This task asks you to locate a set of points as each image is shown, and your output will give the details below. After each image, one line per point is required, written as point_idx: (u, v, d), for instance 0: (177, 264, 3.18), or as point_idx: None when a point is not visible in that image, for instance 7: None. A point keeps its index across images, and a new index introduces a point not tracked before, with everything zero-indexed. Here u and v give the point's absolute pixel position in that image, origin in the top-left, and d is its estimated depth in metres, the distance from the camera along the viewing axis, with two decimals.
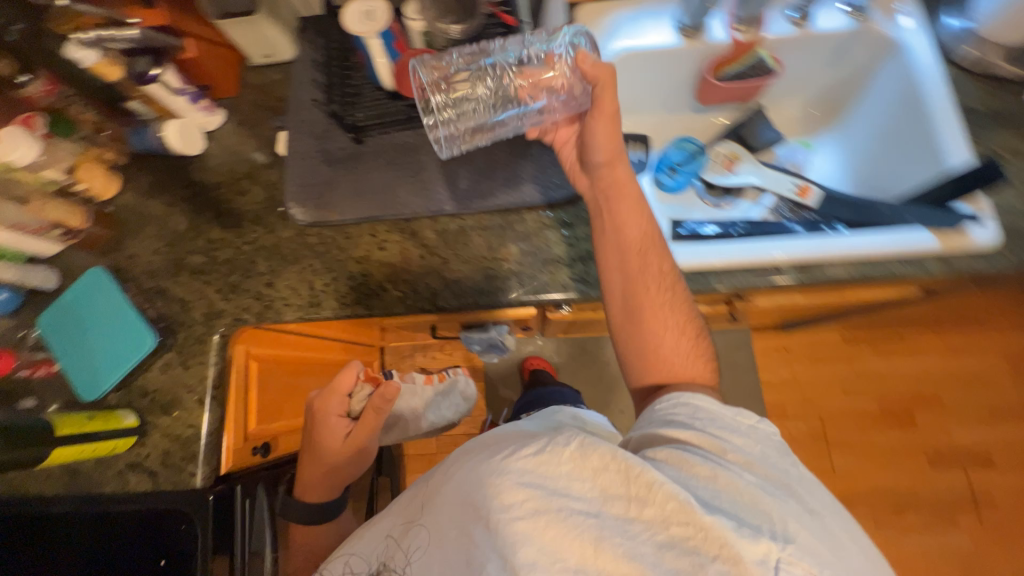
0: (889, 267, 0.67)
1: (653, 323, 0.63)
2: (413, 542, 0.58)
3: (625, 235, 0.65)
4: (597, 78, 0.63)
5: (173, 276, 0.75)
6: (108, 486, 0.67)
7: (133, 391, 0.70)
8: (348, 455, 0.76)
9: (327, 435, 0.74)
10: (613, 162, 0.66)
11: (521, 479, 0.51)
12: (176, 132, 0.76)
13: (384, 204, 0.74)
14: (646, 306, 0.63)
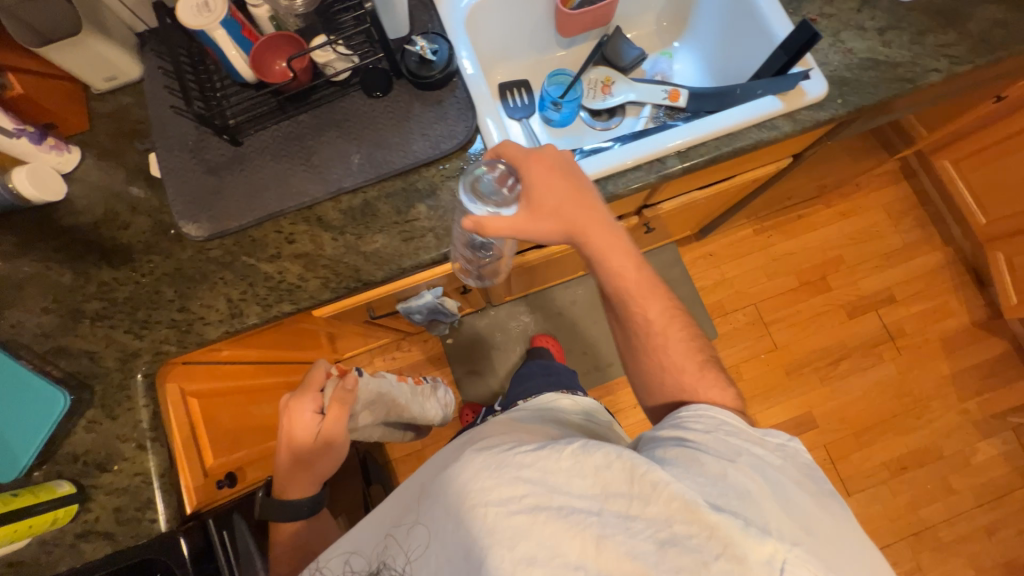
0: (749, 137, 0.75)
1: (654, 363, 0.63)
2: (414, 539, 0.52)
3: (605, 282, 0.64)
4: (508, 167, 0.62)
5: (72, 331, 0.69)
6: (62, 565, 0.62)
7: (61, 459, 0.64)
8: (324, 451, 0.72)
9: (300, 434, 0.70)
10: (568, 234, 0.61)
11: (518, 472, 0.48)
12: (25, 178, 0.69)
13: (281, 196, 0.72)
14: (643, 352, 0.65)
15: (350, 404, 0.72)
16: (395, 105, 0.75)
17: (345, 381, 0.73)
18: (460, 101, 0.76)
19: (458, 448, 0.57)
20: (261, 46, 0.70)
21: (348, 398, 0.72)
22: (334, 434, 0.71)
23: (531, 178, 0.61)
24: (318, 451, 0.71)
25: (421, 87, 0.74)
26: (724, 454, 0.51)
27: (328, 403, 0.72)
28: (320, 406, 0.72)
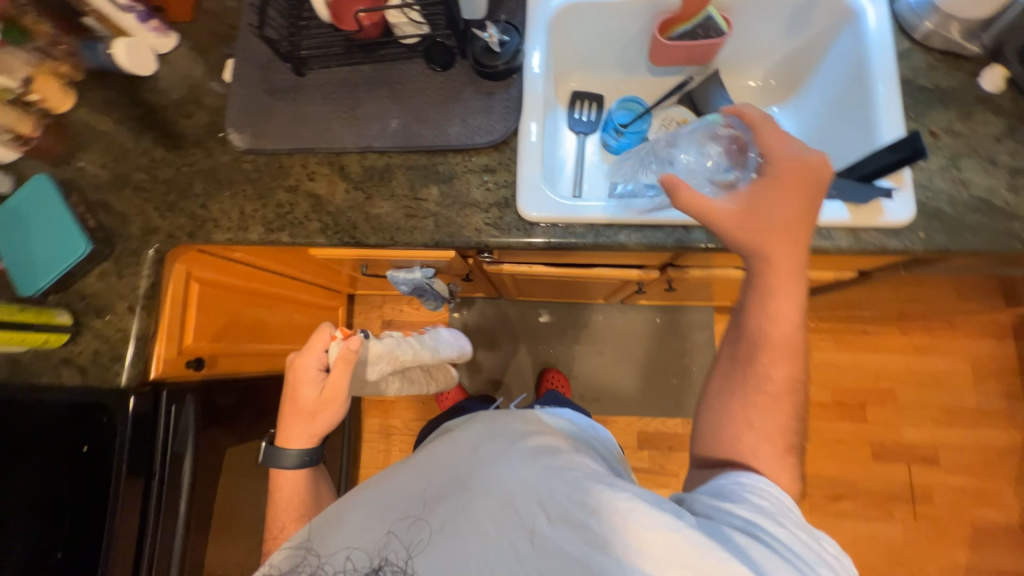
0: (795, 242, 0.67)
1: (746, 411, 0.57)
2: (423, 536, 0.51)
3: (772, 326, 0.57)
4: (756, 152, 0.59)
5: (118, 192, 0.79)
6: (44, 377, 0.74)
7: (71, 293, 0.75)
8: (327, 406, 0.78)
9: (306, 386, 0.78)
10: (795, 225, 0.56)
11: (571, 498, 0.49)
12: (124, 49, 0.78)
13: (317, 136, 0.76)
14: (742, 394, 0.57)
15: (351, 365, 0.77)
16: (446, 86, 0.75)
17: (350, 344, 0.77)
18: (509, 100, 0.74)
19: (489, 434, 0.58)
20: None
21: (351, 360, 0.77)
22: (336, 392, 0.77)
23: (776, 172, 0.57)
24: (319, 408, 0.78)
25: (480, 75, 0.74)
26: (803, 558, 0.46)
27: (334, 363, 0.77)
28: (325, 362, 0.79)
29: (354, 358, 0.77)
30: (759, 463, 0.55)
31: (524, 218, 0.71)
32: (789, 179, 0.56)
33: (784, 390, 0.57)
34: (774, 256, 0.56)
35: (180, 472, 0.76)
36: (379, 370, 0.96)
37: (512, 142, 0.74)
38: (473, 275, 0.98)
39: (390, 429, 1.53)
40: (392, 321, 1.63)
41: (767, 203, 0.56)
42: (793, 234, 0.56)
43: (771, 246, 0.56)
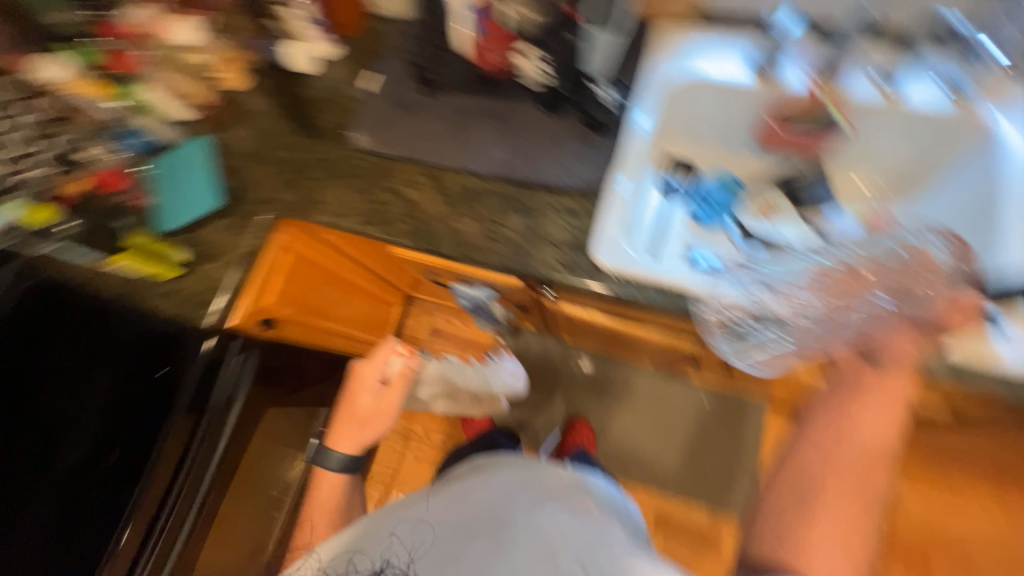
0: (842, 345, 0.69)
1: (818, 544, 0.61)
2: (469, 557, 0.62)
3: (839, 453, 0.65)
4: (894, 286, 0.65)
5: (253, 161, 0.91)
6: (150, 304, 0.83)
7: (193, 236, 0.86)
8: (379, 416, 0.90)
9: (366, 396, 0.90)
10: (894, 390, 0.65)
11: (603, 561, 0.60)
12: (295, 51, 0.96)
13: (428, 151, 0.84)
14: (801, 540, 0.62)
15: (406, 383, 0.91)
16: (552, 130, 0.80)
17: (411, 363, 0.91)
18: (608, 153, 0.78)
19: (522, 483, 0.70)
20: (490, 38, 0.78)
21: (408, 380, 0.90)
22: (391, 403, 0.90)
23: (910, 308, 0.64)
24: (373, 415, 0.91)
25: (588, 127, 0.79)
26: None
27: (392, 378, 0.90)
28: (385, 376, 0.91)
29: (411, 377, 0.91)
30: None
31: (597, 264, 0.73)
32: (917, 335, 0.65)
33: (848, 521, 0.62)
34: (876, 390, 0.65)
35: (227, 412, 0.90)
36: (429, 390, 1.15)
37: (600, 192, 0.77)
38: (530, 307, 1.00)
39: (410, 433, 1.55)
40: (441, 330, 1.70)
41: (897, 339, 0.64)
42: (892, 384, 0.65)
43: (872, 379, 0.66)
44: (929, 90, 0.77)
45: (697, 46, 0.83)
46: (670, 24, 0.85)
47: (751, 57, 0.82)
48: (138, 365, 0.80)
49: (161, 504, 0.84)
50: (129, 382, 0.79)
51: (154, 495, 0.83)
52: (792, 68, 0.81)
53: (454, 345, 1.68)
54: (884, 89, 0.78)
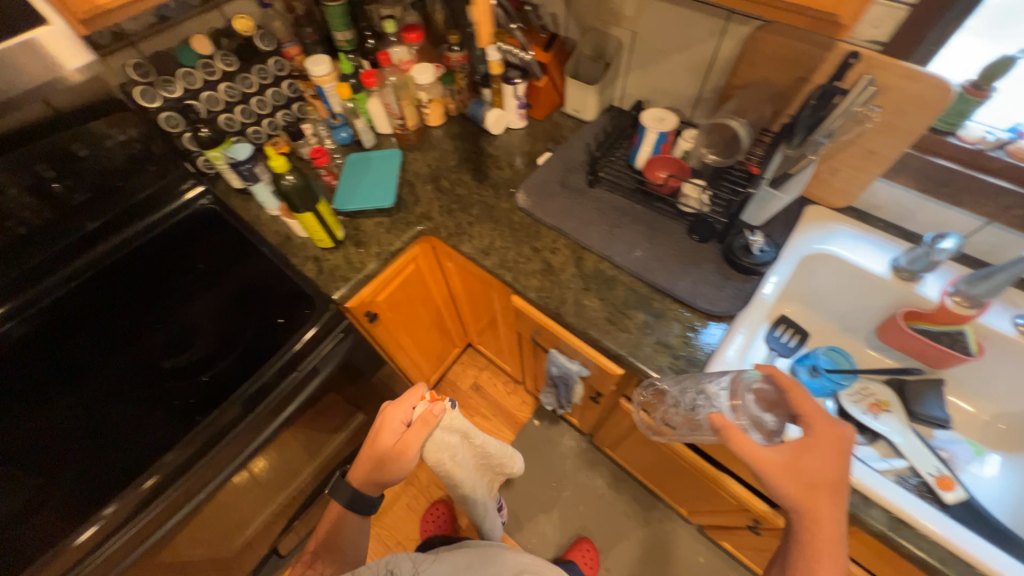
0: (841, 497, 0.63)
1: None
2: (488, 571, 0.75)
3: None
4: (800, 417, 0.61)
5: (425, 183, 1.05)
6: (296, 259, 0.94)
7: (351, 222, 0.98)
8: (399, 461, 0.79)
9: (387, 436, 0.80)
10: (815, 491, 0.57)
11: None
12: (494, 116, 1.11)
13: (576, 229, 0.93)
14: None
15: (429, 429, 0.80)
16: (693, 253, 0.88)
17: (434, 406, 0.81)
18: (741, 291, 0.82)
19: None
20: (660, 158, 0.93)
21: (429, 423, 0.80)
22: (407, 449, 0.78)
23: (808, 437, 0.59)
24: (389, 454, 0.79)
25: (726, 261, 0.85)
26: None
27: (416, 420, 0.81)
28: (409, 419, 0.82)
29: (433, 424, 0.80)
30: None
31: None
32: (828, 442, 0.58)
33: None
34: (816, 521, 0.56)
35: (308, 384, 0.86)
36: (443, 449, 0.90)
37: (725, 322, 0.81)
38: (605, 400, 1.01)
39: (413, 478, 1.53)
40: (482, 387, 1.71)
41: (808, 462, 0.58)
42: (825, 501, 0.56)
43: (807, 500, 0.57)
44: None
45: (839, 231, 0.89)
46: (818, 206, 0.93)
47: (893, 255, 0.85)
48: (262, 309, 0.89)
49: (189, 464, 0.73)
50: (259, 330, 0.85)
51: (188, 451, 0.73)
52: (932, 278, 0.82)
53: (488, 406, 1.67)
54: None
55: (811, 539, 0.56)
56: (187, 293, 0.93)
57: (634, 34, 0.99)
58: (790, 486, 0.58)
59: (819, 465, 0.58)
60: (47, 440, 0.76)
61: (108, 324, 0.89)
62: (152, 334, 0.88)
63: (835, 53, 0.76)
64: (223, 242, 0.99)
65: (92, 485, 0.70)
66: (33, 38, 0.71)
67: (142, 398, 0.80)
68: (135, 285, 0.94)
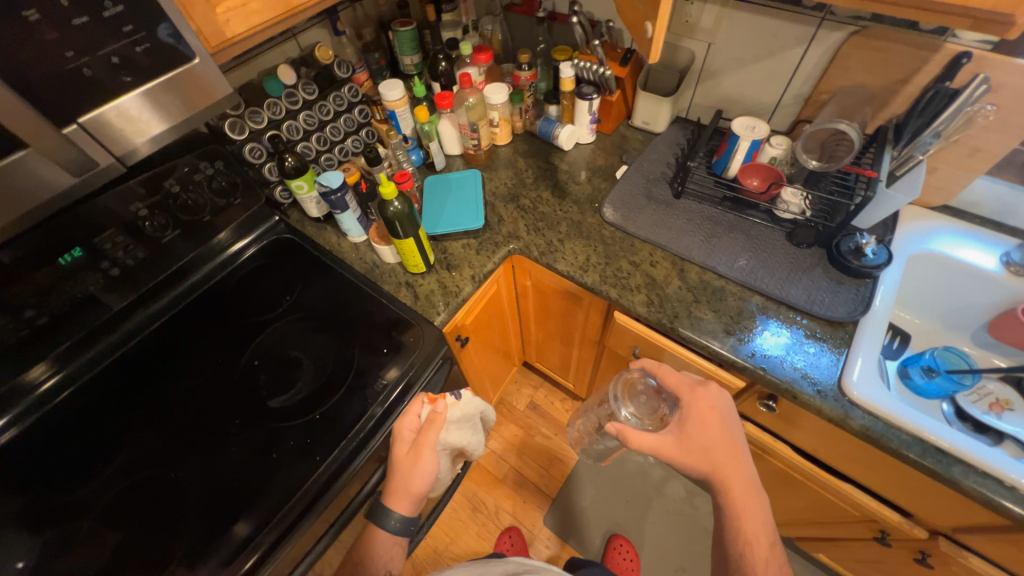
0: (950, 468, 0.66)
1: None
2: None
3: (739, 527, 0.64)
4: (681, 393, 0.74)
5: (505, 202, 1.05)
6: (389, 288, 0.93)
7: (438, 246, 0.97)
8: (416, 466, 0.72)
9: (400, 443, 0.74)
10: (716, 449, 0.68)
11: None
12: (566, 133, 1.10)
13: (671, 241, 0.92)
14: None
15: (439, 429, 0.74)
16: (798, 259, 0.87)
17: (435, 408, 0.75)
18: (857, 295, 0.81)
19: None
20: (751, 166, 0.94)
21: (437, 423, 0.73)
22: (422, 456, 0.72)
23: (693, 409, 0.71)
24: (410, 465, 0.72)
25: (834, 265, 0.85)
26: None
27: (423, 425, 0.75)
28: (418, 425, 0.76)
29: (442, 424, 0.74)
30: None
31: (843, 393, 0.72)
32: (702, 408, 0.71)
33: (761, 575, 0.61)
34: (721, 476, 0.67)
35: None
36: (465, 437, 0.86)
37: (848, 327, 0.79)
38: None
39: (480, 505, 1.49)
40: (539, 406, 1.67)
41: (698, 430, 0.70)
42: (721, 458, 0.68)
43: (709, 461, 0.68)
44: None
45: (943, 228, 0.89)
46: (913, 206, 0.92)
47: (1004, 251, 0.85)
48: (361, 339, 0.86)
49: (306, 512, 0.69)
50: (355, 363, 0.83)
51: (306, 495, 0.70)
52: None
53: (548, 425, 1.63)
54: None
55: (725, 486, 0.67)
56: (276, 325, 0.91)
57: (709, 45, 1.00)
58: (692, 460, 0.68)
59: (705, 427, 0.70)
60: (146, 488, 0.72)
61: (200, 363, 0.87)
62: (249, 370, 0.85)
63: (940, 54, 0.77)
64: (304, 276, 0.97)
65: (212, 538, 0.66)
66: (122, 101, 0.54)
67: (247, 439, 0.76)
68: (222, 322, 0.93)
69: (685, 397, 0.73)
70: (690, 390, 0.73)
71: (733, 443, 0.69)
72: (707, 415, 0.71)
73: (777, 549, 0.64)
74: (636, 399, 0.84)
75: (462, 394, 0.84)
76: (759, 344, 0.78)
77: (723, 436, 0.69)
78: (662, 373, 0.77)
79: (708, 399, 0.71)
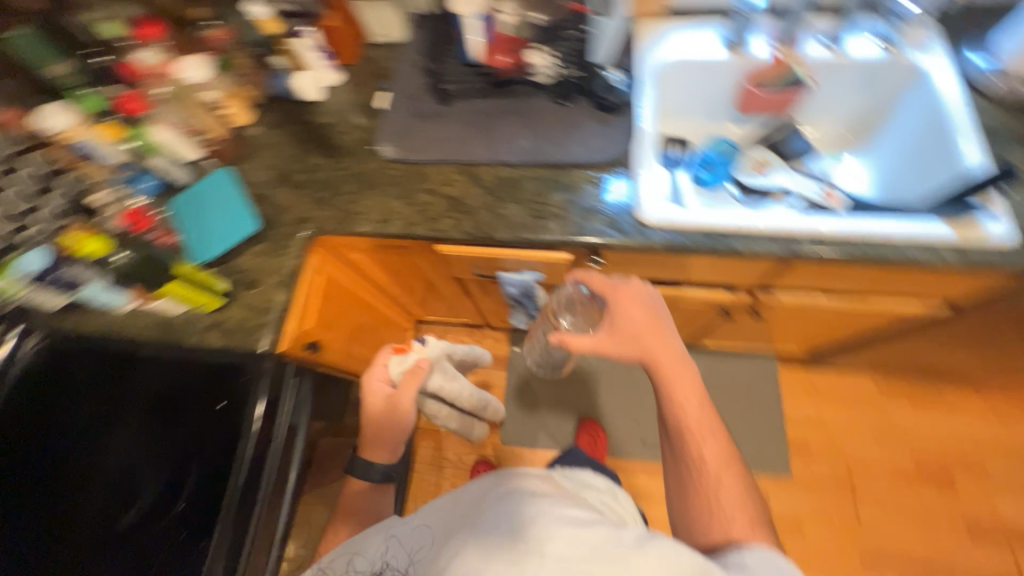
0: (729, 242, 0.77)
1: (699, 458, 0.69)
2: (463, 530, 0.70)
3: (673, 398, 0.71)
4: (604, 291, 0.79)
5: (278, 188, 0.92)
6: (192, 340, 0.79)
7: (226, 268, 0.85)
8: (398, 411, 0.90)
9: (377, 396, 0.90)
10: (645, 334, 0.75)
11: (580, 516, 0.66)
12: (306, 83, 0.97)
13: (455, 150, 0.88)
14: (692, 465, 0.69)
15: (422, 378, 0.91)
16: (570, 117, 0.88)
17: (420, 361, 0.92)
18: (626, 128, 0.86)
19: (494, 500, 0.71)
20: (495, 44, 0.90)
21: (417, 376, 0.90)
22: (402, 405, 0.89)
23: (621, 303, 0.77)
24: (390, 414, 0.90)
25: (602, 110, 0.88)
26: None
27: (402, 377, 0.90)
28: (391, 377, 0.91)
29: (424, 373, 0.91)
30: None
31: (641, 223, 0.79)
32: (626, 300, 0.77)
33: (699, 433, 0.69)
34: (653, 354, 0.73)
35: (294, 441, 0.79)
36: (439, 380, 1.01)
37: (629, 162, 0.85)
38: None
39: (442, 462, 1.54)
40: None
41: (626, 317, 0.76)
42: (651, 337, 0.75)
43: (642, 342, 0.74)
44: (872, 44, 0.89)
45: (673, 32, 0.94)
46: (643, 20, 0.96)
47: (722, 34, 0.93)
48: (195, 400, 0.78)
49: None
50: (212, 434, 0.75)
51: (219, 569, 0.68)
52: (756, 38, 0.92)
53: None
54: (832, 47, 0.90)
55: (660, 364, 0.73)
56: (88, 433, 0.78)
57: None
58: (624, 349, 0.75)
59: (632, 314, 0.76)
60: None
61: (20, 521, 0.73)
62: (87, 489, 0.75)
63: None
64: (93, 369, 0.81)
65: None
66: None
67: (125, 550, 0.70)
68: (31, 458, 0.76)
69: (612, 292, 0.78)
70: (620, 285, 0.79)
71: (661, 322, 0.76)
72: (632, 303, 0.77)
73: (709, 408, 0.71)
74: (574, 311, 0.90)
75: (427, 338, 0.97)
76: (567, 215, 0.82)
77: (650, 317, 0.76)
78: (585, 274, 0.81)
79: (631, 289, 0.78)
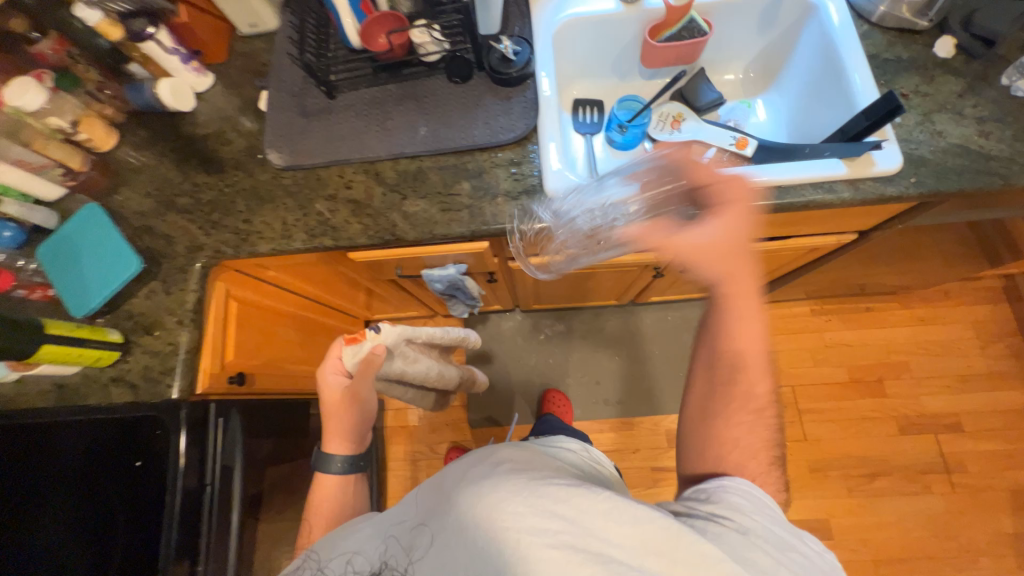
0: None
1: (743, 397, 0.60)
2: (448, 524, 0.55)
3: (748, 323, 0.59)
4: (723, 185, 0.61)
5: (161, 215, 0.83)
6: (93, 399, 0.73)
7: (120, 314, 0.78)
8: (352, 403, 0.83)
9: (329, 387, 0.82)
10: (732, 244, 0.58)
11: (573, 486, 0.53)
12: (168, 89, 0.84)
13: (350, 148, 0.82)
14: (735, 400, 0.61)
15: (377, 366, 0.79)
16: (467, 97, 0.83)
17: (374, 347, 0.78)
18: (526, 101, 0.82)
19: (477, 458, 0.56)
20: (370, 20, 0.80)
21: (369, 367, 0.78)
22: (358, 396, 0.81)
23: (728, 202, 0.60)
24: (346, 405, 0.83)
25: (499, 84, 0.82)
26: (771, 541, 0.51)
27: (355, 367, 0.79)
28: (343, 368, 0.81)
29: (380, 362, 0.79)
30: (745, 474, 0.59)
31: (552, 202, 0.77)
32: (735, 198, 0.60)
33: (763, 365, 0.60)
34: (739, 265, 0.58)
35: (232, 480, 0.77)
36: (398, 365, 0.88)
37: (534, 137, 0.81)
38: (501, 275, 1.04)
39: (416, 455, 1.55)
40: None
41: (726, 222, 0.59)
42: (740, 247, 0.58)
43: (730, 249, 0.58)
44: None
45: None
46: None
47: None
48: (109, 463, 0.72)
49: None
50: (136, 495, 0.71)
51: None
52: None
53: None
54: None
55: (739, 279, 0.58)
56: None
57: None
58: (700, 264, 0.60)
59: (733, 215, 0.59)
60: None
61: None
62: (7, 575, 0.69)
63: None
64: None
65: None
66: None
67: None
68: None
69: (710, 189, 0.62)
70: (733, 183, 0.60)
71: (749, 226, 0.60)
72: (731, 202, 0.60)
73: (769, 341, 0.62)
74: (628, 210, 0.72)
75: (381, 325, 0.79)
76: (476, 204, 0.78)
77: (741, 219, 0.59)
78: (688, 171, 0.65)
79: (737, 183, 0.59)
